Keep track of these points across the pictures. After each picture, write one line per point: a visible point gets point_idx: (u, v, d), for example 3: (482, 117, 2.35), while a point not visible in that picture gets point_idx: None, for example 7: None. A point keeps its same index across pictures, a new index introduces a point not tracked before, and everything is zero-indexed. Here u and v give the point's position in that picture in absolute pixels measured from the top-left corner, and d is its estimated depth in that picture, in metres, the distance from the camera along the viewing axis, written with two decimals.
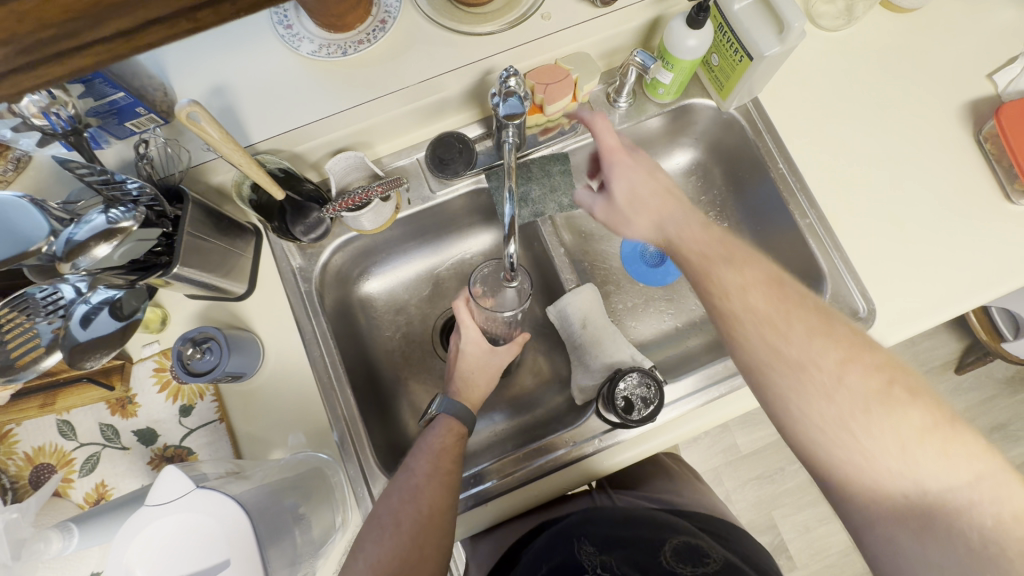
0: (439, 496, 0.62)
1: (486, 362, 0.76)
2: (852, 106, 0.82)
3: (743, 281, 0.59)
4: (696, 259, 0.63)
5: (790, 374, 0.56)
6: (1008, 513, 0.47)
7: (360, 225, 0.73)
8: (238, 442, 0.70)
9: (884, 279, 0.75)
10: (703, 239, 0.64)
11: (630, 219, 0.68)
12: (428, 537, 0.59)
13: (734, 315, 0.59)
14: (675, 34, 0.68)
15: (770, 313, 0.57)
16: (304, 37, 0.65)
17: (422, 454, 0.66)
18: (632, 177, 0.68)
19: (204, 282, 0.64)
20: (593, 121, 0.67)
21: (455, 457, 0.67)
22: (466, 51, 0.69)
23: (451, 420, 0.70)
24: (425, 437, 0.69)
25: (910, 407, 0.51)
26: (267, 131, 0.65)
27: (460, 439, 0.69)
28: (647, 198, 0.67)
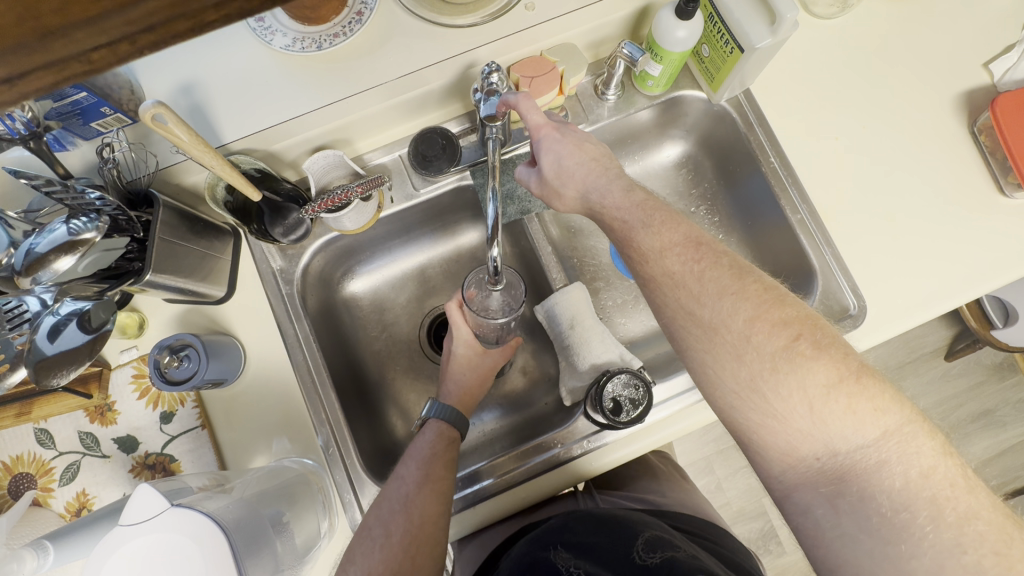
0: (428, 502, 0.61)
1: (477, 363, 0.76)
2: (846, 97, 0.80)
3: (661, 245, 0.57)
4: (618, 227, 0.60)
5: (703, 335, 0.55)
6: (915, 471, 0.47)
7: (341, 225, 0.70)
8: (221, 449, 0.68)
9: (874, 274, 0.74)
10: (626, 203, 0.60)
11: (560, 192, 0.65)
12: (419, 547, 0.58)
13: (652, 279, 0.58)
14: (663, 24, 0.66)
15: (684, 276, 0.56)
16: (277, 30, 0.62)
17: (411, 459, 0.65)
18: (558, 152, 0.63)
19: (180, 286, 0.62)
20: (517, 103, 0.62)
21: (446, 463, 0.66)
22: (446, 43, 0.66)
23: (440, 424, 0.69)
24: (417, 443, 0.68)
25: (816, 363, 0.50)
26: (241, 131, 0.63)
27: (454, 442, 0.69)
28: (572, 172, 0.63)
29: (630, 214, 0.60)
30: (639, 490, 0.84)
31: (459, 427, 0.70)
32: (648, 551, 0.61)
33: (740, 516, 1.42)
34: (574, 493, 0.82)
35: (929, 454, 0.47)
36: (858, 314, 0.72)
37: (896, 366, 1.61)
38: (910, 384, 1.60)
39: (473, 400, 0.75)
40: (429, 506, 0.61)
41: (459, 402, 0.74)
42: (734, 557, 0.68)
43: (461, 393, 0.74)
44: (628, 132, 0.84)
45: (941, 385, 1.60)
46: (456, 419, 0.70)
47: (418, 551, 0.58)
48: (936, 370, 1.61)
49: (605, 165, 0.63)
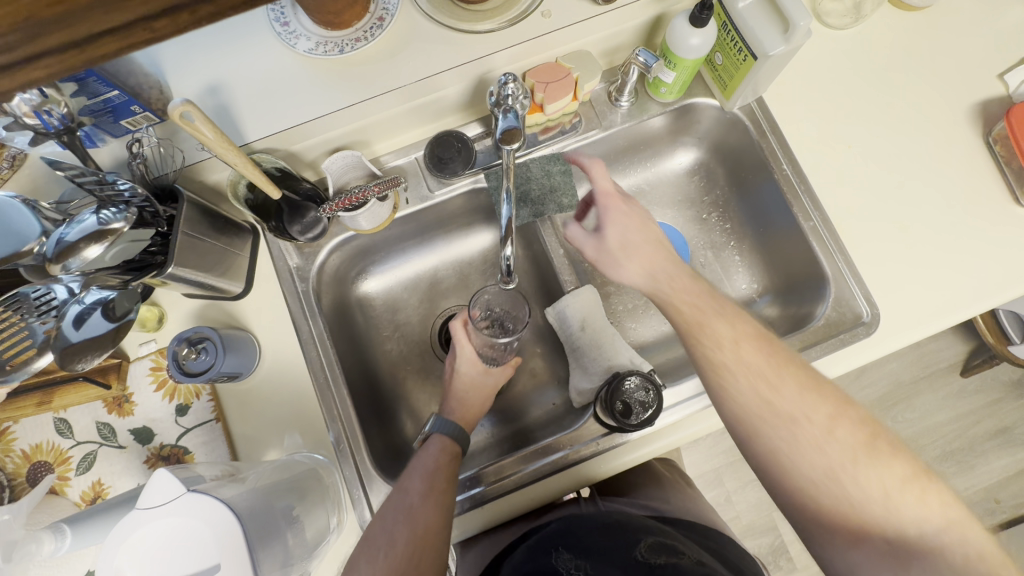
0: (431, 512, 0.61)
1: (480, 383, 0.76)
2: (858, 107, 0.80)
3: (736, 334, 0.58)
4: (688, 311, 0.60)
5: (782, 431, 0.54)
6: (975, 553, 0.49)
7: (356, 225, 0.72)
8: (234, 442, 0.69)
9: (887, 281, 0.74)
10: (691, 289, 0.62)
11: (620, 262, 0.65)
12: (424, 555, 0.59)
13: (726, 371, 0.57)
14: (676, 32, 0.67)
15: (762, 367, 0.56)
16: (301, 35, 0.64)
17: (416, 471, 0.65)
18: (625, 225, 0.65)
19: (199, 281, 0.63)
20: (590, 165, 0.66)
21: (450, 475, 0.66)
22: (464, 49, 0.68)
23: (444, 439, 0.70)
24: (420, 456, 0.68)
25: (893, 458, 0.52)
26: (264, 130, 0.65)
27: (456, 455, 0.69)
28: (633, 242, 0.64)
29: (699, 305, 0.60)
30: (644, 497, 0.84)
31: (461, 442, 0.71)
32: (651, 551, 0.62)
33: (750, 530, 1.40)
34: (577, 499, 0.81)
35: (983, 540, 0.50)
36: (872, 322, 0.72)
37: (910, 382, 1.58)
38: (925, 399, 1.58)
39: (475, 418, 0.75)
40: (433, 514, 0.61)
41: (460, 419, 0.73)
42: (735, 560, 0.68)
43: (463, 412, 0.74)
44: (641, 139, 0.85)
45: (956, 402, 1.58)
46: (459, 435, 0.71)
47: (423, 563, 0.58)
48: (951, 386, 1.58)
49: (664, 252, 0.65)
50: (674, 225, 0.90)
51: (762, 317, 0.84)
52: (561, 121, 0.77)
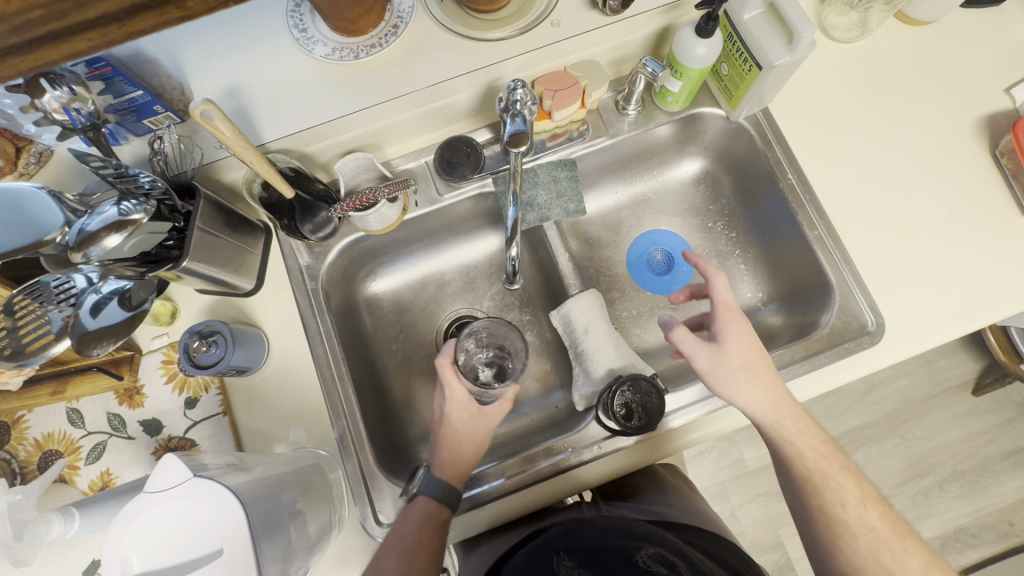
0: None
1: (471, 427, 0.68)
2: (864, 118, 0.81)
3: (861, 496, 0.62)
4: (813, 464, 0.64)
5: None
6: None
7: (366, 225, 0.73)
8: (240, 436, 0.71)
9: (891, 291, 0.74)
10: (815, 447, 0.64)
11: (738, 383, 0.65)
12: None
13: (835, 513, 0.62)
14: (683, 42, 0.68)
15: (885, 533, 0.61)
16: (318, 40, 0.67)
17: (404, 532, 0.62)
18: (746, 343, 0.66)
19: (212, 276, 0.65)
20: (712, 273, 0.68)
21: (432, 553, 0.61)
22: (475, 56, 0.70)
23: (426, 503, 0.64)
24: (402, 526, 0.63)
25: None
26: (280, 131, 0.67)
27: (442, 526, 0.63)
28: (753, 361, 0.65)
29: (824, 451, 0.64)
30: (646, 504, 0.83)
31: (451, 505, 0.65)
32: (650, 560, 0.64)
33: (756, 546, 1.38)
34: (581, 504, 0.80)
35: None
36: (877, 331, 0.71)
37: (920, 399, 1.56)
38: (935, 417, 1.55)
39: (466, 467, 0.68)
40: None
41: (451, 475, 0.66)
42: (736, 562, 0.69)
43: (454, 463, 0.67)
44: (648, 147, 0.86)
45: (968, 421, 1.55)
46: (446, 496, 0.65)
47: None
48: (962, 405, 1.56)
49: (783, 393, 0.65)
50: (679, 233, 0.91)
51: (766, 326, 0.84)
52: (570, 128, 0.79)
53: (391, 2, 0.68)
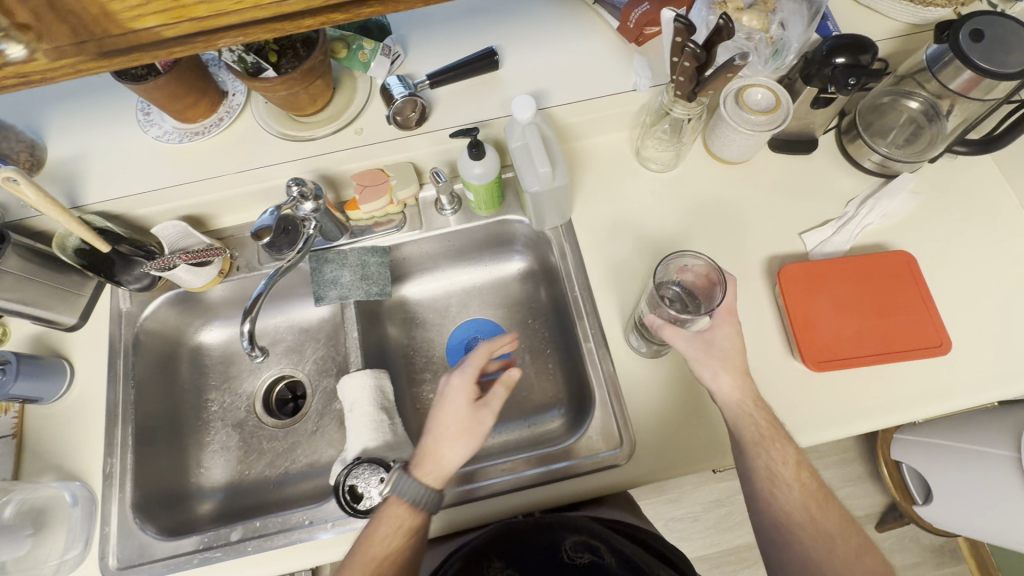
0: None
1: (473, 416, 0.65)
2: (665, 242, 0.85)
3: (793, 455, 0.64)
4: (755, 431, 0.65)
5: (822, 534, 0.61)
6: None
7: (187, 282, 0.81)
8: (22, 459, 0.77)
9: (648, 414, 0.76)
10: (759, 415, 0.65)
11: (713, 365, 0.66)
12: None
13: (779, 473, 0.63)
14: (461, 162, 0.76)
15: (805, 489, 0.64)
16: (155, 124, 0.79)
17: (363, 561, 0.60)
18: (733, 340, 0.67)
19: (19, 311, 0.76)
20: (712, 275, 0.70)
21: (393, 549, 0.61)
22: (288, 150, 0.79)
23: (401, 508, 0.63)
24: (368, 531, 0.62)
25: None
26: (101, 196, 0.77)
27: (409, 528, 0.62)
28: (735, 356, 0.67)
29: (765, 420, 0.65)
30: None
31: (422, 512, 0.63)
32: (576, 553, 0.64)
33: None
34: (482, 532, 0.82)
35: None
36: (625, 447, 0.74)
37: None
38: None
39: (443, 468, 0.64)
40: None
41: (426, 470, 0.64)
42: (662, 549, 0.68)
43: (436, 459, 0.64)
44: (473, 242, 0.93)
45: None
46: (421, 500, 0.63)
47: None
48: None
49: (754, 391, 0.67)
50: (501, 324, 0.96)
51: (551, 429, 0.86)
52: (390, 218, 0.87)
53: (225, 98, 0.80)
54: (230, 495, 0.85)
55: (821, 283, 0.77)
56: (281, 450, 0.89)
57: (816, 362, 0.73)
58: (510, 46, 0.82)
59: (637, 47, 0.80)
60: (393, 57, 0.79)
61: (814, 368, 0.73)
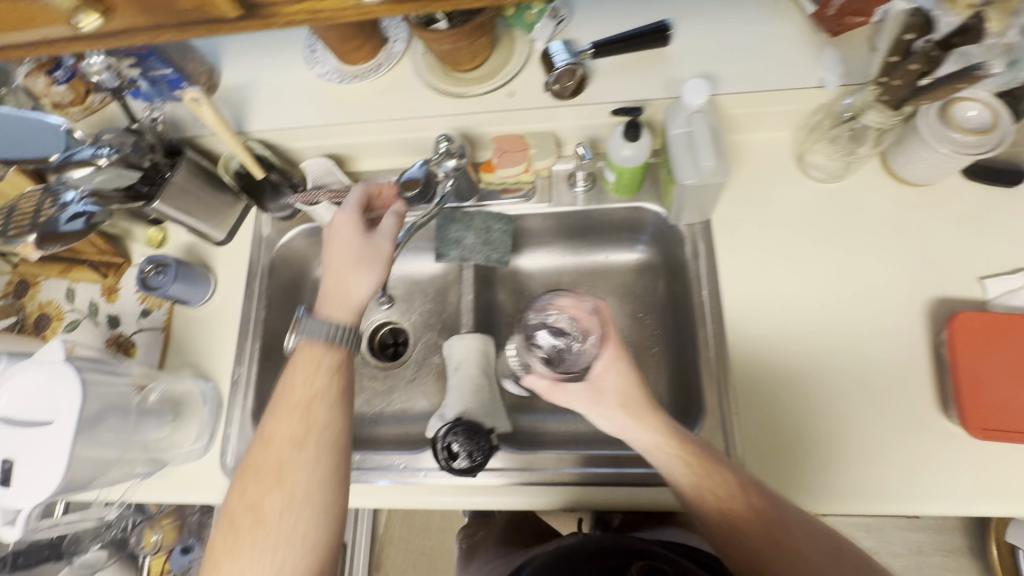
0: (309, 460, 0.59)
1: (341, 242, 0.70)
2: (814, 261, 0.77)
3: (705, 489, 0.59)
4: (714, 499, 0.59)
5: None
6: None
7: (321, 218, 0.86)
8: (167, 353, 0.86)
9: (763, 440, 0.70)
10: (698, 471, 0.60)
11: (608, 399, 0.64)
12: (297, 510, 0.57)
13: (741, 528, 0.58)
14: (612, 139, 0.71)
15: (744, 528, 0.57)
16: (320, 62, 0.81)
17: (285, 405, 0.62)
18: (626, 379, 0.64)
19: (183, 222, 0.82)
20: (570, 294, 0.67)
21: (315, 391, 0.63)
22: (437, 104, 0.79)
23: (313, 347, 0.65)
24: (287, 376, 0.64)
25: None
26: (263, 124, 0.81)
27: (328, 363, 0.64)
28: (632, 397, 0.63)
29: (723, 487, 0.59)
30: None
31: (338, 344, 0.65)
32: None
33: None
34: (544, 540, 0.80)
35: None
36: None
37: None
38: None
39: (355, 310, 0.68)
40: (305, 461, 0.59)
41: (343, 314, 0.67)
42: None
43: (344, 306, 0.68)
44: (597, 225, 0.89)
45: None
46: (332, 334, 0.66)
47: (306, 526, 0.57)
48: None
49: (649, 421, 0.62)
50: (610, 313, 0.93)
51: None
52: (520, 187, 0.85)
53: (386, 45, 0.81)
54: None
55: (998, 343, 0.67)
56: (380, 392, 0.93)
57: (978, 429, 0.64)
58: (683, 21, 0.76)
59: (831, 37, 0.72)
60: (558, 20, 0.76)
61: (974, 434, 0.64)
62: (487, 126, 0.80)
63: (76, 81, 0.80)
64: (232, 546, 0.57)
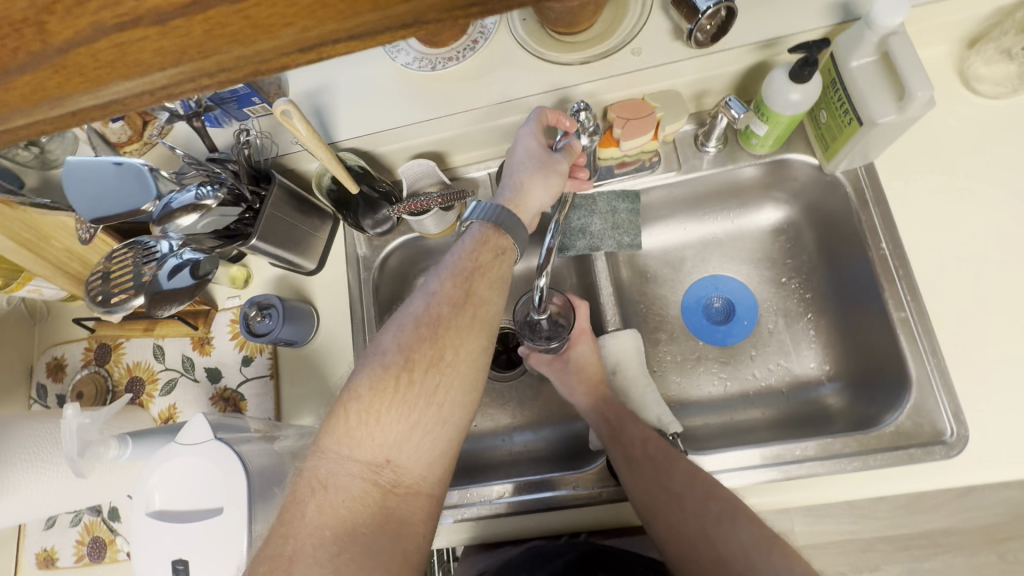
0: (469, 336, 0.53)
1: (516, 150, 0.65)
2: (1001, 190, 0.68)
3: (641, 434, 0.66)
4: (611, 421, 0.69)
5: (709, 558, 0.56)
6: None
7: (423, 227, 0.76)
8: (281, 402, 0.77)
9: (989, 401, 0.61)
10: (605, 403, 0.71)
11: (574, 382, 0.73)
12: (425, 362, 0.51)
13: (637, 459, 0.64)
14: (774, 85, 0.62)
15: (642, 460, 0.63)
16: (402, 49, 0.70)
17: (451, 272, 0.56)
18: (591, 359, 0.74)
19: (279, 257, 0.72)
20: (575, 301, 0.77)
21: (482, 273, 0.57)
22: (548, 76, 0.68)
23: (489, 232, 0.60)
24: (456, 249, 0.59)
25: (747, 525, 0.56)
26: (352, 131, 0.71)
27: (491, 247, 0.59)
28: (589, 370, 0.74)
29: (613, 414, 0.70)
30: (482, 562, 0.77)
31: (509, 234, 0.60)
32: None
33: None
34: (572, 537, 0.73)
35: None
36: (955, 444, 0.60)
37: None
38: None
39: (530, 209, 0.64)
40: (464, 332, 0.53)
41: (518, 208, 0.62)
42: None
43: (519, 192, 0.63)
44: (727, 187, 0.79)
45: None
46: (503, 223, 0.60)
47: (447, 399, 0.51)
48: None
49: (592, 381, 0.73)
50: (747, 283, 0.85)
51: (822, 404, 0.76)
52: (640, 157, 0.75)
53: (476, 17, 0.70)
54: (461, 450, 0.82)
55: None
56: (509, 406, 0.84)
57: None
58: None
59: None
60: None
61: None
62: (604, 95, 0.69)
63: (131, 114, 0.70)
64: (371, 389, 0.49)
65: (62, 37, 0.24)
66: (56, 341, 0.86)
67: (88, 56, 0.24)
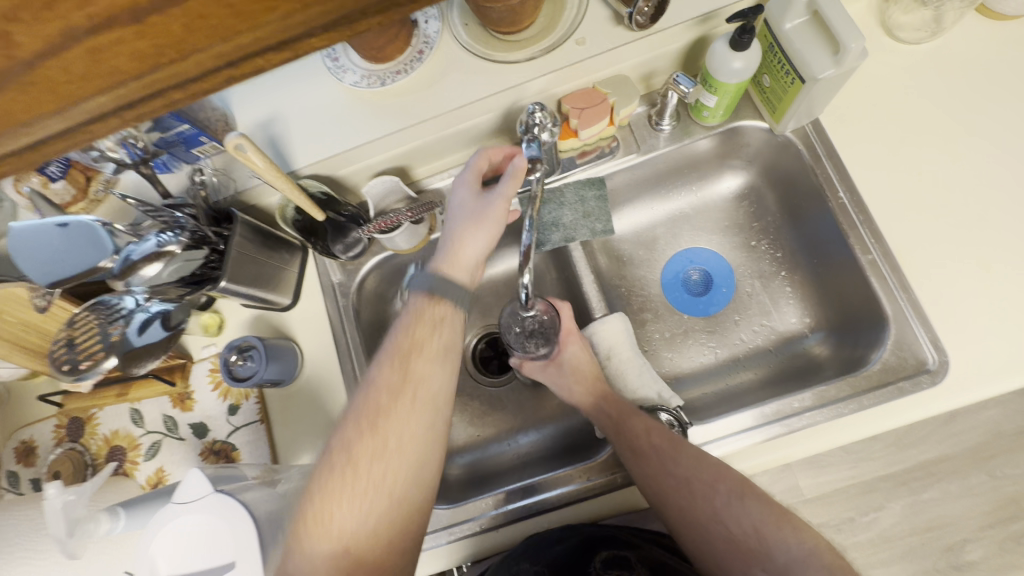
0: (411, 416, 0.54)
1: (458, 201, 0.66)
2: (935, 128, 0.72)
3: (643, 425, 0.65)
4: (612, 413, 0.69)
5: (720, 536, 0.57)
6: None
7: (395, 244, 0.75)
8: (276, 446, 0.75)
9: (962, 324, 0.64)
10: (602, 400, 0.71)
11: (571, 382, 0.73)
12: (369, 455, 0.52)
13: (642, 449, 0.62)
14: (717, 56, 0.64)
15: (648, 451, 0.62)
16: (348, 68, 0.69)
17: (388, 355, 0.57)
18: (583, 356, 0.74)
19: (251, 296, 0.70)
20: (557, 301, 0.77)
21: (417, 347, 0.57)
22: (498, 77, 0.69)
23: (421, 304, 0.60)
24: (392, 328, 0.59)
25: (756, 503, 0.57)
26: (310, 157, 0.69)
27: (424, 317, 0.59)
28: (584, 368, 0.74)
29: (613, 407, 0.69)
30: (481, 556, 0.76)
31: (445, 299, 0.60)
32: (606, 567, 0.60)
33: None
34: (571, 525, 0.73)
35: None
36: (937, 370, 0.63)
37: None
38: None
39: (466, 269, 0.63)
40: (405, 415, 0.54)
41: (453, 266, 0.62)
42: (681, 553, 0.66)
43: (455, 252, 0.63)
44: (686, 162, 0.81)
45: None
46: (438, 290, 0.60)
47: (397, 484, 0.52)
48: None
49: (585, 376, 0.73)
50: (720, 252, 0.87)
51: (811, 355, 0.78)
52: (599, 144, 0.76)
53: (418, 28, 0.69)
54: (467, 462, 0.81)
55: None
56: (510, 409, 0.83)
57: None
58: None
59: None
60: None
61: None
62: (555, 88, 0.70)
63: (72, 170, 0.67)
64: (323, 489, 0.51)
65: (28, 52, 0.27)
66: (21, 425, 0.81)
67: (59, 70, 0.28)
